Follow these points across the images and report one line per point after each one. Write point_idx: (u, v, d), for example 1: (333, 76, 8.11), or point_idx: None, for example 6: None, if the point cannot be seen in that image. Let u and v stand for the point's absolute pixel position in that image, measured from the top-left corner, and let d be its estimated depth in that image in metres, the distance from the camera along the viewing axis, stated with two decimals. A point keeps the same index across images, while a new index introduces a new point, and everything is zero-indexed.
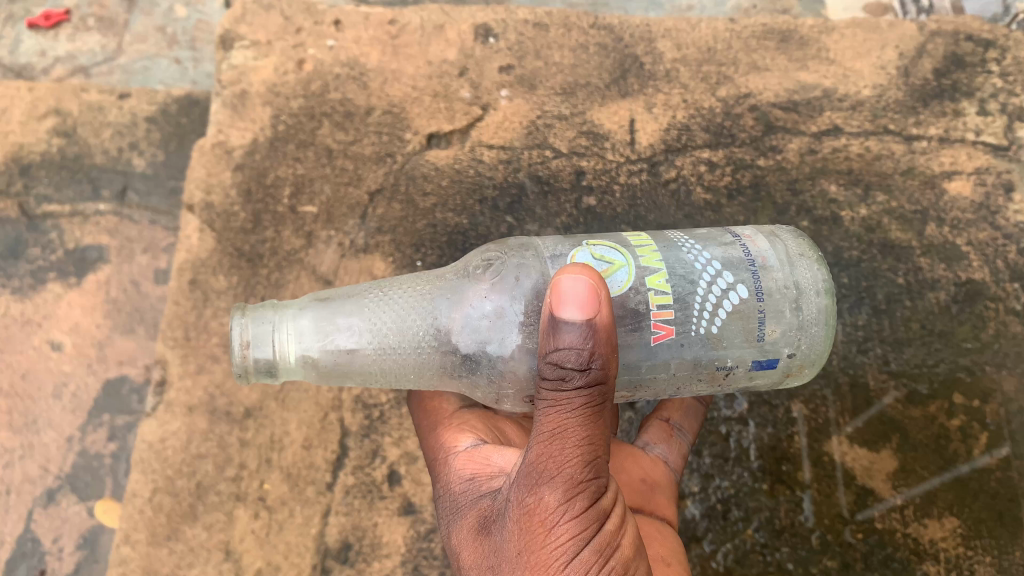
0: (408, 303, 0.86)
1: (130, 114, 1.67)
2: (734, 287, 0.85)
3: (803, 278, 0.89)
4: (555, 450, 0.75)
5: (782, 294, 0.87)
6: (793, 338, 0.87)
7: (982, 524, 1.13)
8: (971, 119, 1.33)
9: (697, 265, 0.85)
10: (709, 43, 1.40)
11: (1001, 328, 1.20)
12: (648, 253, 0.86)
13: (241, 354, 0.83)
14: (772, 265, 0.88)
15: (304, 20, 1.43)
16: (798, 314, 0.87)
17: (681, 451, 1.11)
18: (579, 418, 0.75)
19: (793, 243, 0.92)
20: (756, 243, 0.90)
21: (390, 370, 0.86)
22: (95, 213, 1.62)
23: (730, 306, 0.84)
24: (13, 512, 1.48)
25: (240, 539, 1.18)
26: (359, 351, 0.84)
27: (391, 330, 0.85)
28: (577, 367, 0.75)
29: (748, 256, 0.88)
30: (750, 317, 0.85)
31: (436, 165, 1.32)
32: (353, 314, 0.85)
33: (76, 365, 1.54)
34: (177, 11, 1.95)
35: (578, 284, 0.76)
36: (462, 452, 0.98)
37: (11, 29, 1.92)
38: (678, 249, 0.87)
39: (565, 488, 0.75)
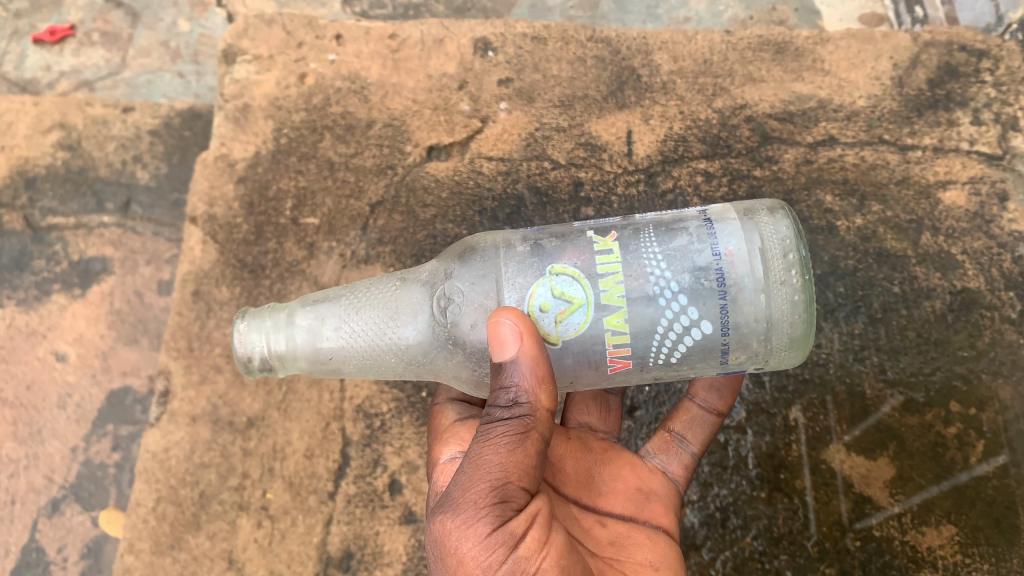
0: (391, 297, 0.93)
1: (134, 127, 1.70)
2: (698, 323, 0.84)
3: (777, 311, 0.84)
4: (469, 476, 0.86)
5: (751, 328, 0.84)
6: (758, 359, 0.87)
7: (980, 532, 1.14)
8: (965, 128, 1.34)
9: (660, 300, 0.83)
10: (706, 55, 1.42)
11: (997, 336, 1.21)
12: (613, 287, 0.84)
13: (241, 354, 0.93)
14: (745, 295, 0.84)
15: (306, 34, 1.45)
16: (763, 344, 0.86)
17: (681, 462, 1.12)
18: (494, 447, 0.86)
19: (780, 263, 0.85)
20: (735, 263, 0.84)
21: (377, 365, 0.94)
22: (99, 225, 1.63)
23: (692, 342, 0.84)
24: (17, 522, 1.49)
25: (243, 548, 1.19)
26: (344, 346, 0.92)
27: (373, 329, 0.92)
28: (502, 402, 0.87)
29: (721, 283, 0.84)
30: (713, 349, 0.85)
31: (436, 177, 1.34)
32: (339, 315, 0.92)
33: (80, 376, 1.56)
34: (180, 25, 1.98)
35: (510, 330, 0.83)
36: (440, 464, 1.05)
37: (16, 45, 1.94)
38: (644, 280, 0.84)
39: (471, 509, 0.83)
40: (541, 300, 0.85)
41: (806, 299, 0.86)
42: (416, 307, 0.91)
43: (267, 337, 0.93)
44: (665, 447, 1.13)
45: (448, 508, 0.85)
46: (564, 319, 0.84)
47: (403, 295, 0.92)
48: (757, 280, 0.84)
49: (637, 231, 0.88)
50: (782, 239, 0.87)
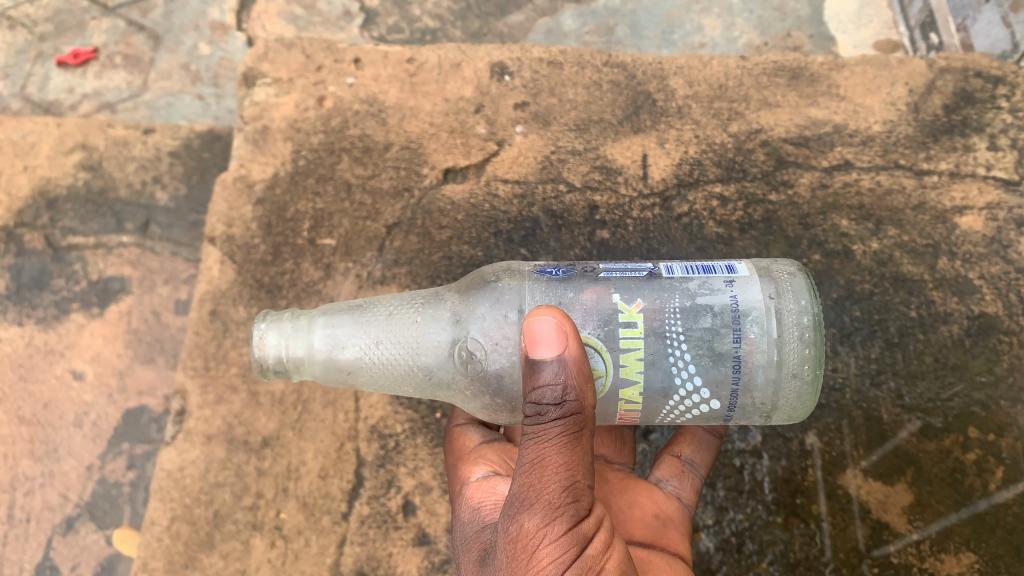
0: (409, 320, 0.94)
1: (154, 148, 1.72)
2: (707, 401, 0.88)
3: (783, 397, 0.89)
4: (537, 477, 0.82)
5: (756, 407, 0.89)
6: (757, 423, 0.93)
7: (999, 560, 1.13)
8: (982, 154, 1.34)
9: (676, 381, 0.86)
10: (721, 80, 1.43)
11: (1016, 362, 1.20)
12: (634, 362, 0.86)
13: (257, 354, 0.94)
14: (756, 383, 0.87)
15: (325, 58, 1.48)
16: (762, 417, 0.91)
17: (693, 485, 1.12)
18: (557, 444, 0.82)
19: (798, 354, 0.87)
20: (754, 352, 0.86)
21: (389, 380, 0.96)
22: (118, 244, 1.65)
23: (699, 414, 0.89)
24: (32, 539, 1.50)
25: (256, 568, 1.18)
26: (362, 362, 0.94)
27: (389, 347, 0.94)
28: (549, 400, 0.83)
29: (736, 370, 0.86)
30: (717, 417, 0.90)
31: (452, 200, 1.35)
32: (357, 328, 0.94)
33: (97, 395, 1.57)
34: (201, 49, 2.01)
35: (548, 324, 0.83)
36: (474, 482, 1.04)
37: (40, 67, 1.98)
38: (665, 360, 0.86)
39: (545, 510, 0.81)
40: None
41: (814, 385, 0.89)
42: (431, 329, 0.93)
43: (283, 341, 0.93)
44: (676, 472, 1.13)
45: (522, 510, 0.82)
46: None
47: (420, 317, 0.94)
48: (770, 371, 0.87)
49: (663, 302, 0.87)
50: (801, 327, 0.87)
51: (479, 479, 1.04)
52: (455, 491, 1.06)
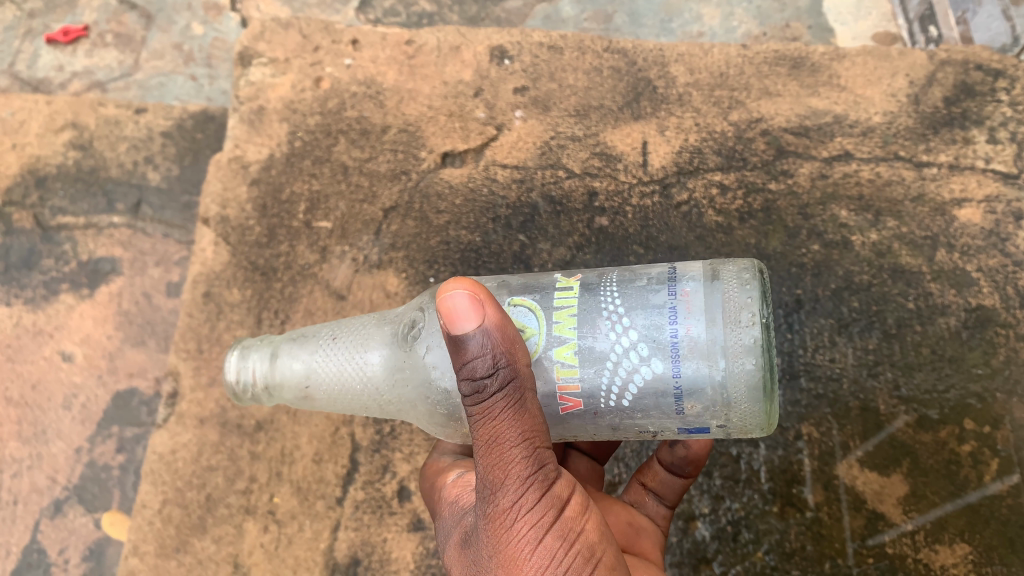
0: (359, 341, 0.91)
1: (146, 128, 1.70)
2: (647, 362, 0.78)
3: (729, 354, 0.76)
4: (499, 456, 0.76)
5: (705, 371, 0.77)
6: (718, 411, 0.79)
7: (994, 551, 1.13)
8: (981, 147, 1.34)
9: (609, 335, 0.79)
10: (722, 68, 1.42)
11: (1012, 355, 1.20)
12: (566, 316, 0.82)
13: (229, 381, 0.95)
14: (697, 336, 0.77)
15: (322, 39, 1.46)
16: (716, 391, 0.77)
17: (673, 487, 1.09)
18: (506, 418, 0.75)
19: (737, 300, 0.78)
20: (691, 302, 0.79)
21: (344, 398, 0.92)
22: (108, 225, 1.63)
23: (644, 386, 0.78)
24: (19, 522, 1.48)
25: (249, 553, 1.17)
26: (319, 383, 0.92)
27: (340, 369, 0.90)
28: (483, 374, 0.75)
29: (672, 322, 0.78)
30: (664, 394, 0.78)
31: (450, 184, 1.33)
32: (313, 349, 0.92)
33: (86, 376, 1.55)
34: (194, 29, 1.98)
35: (467, 296, 0.77)
36: (449, 483, 0.97)
37: (30, 44, 1.94)
38: (595, 318, 0.80)
39: (517, 485, 0.76)
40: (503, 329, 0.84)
41: (764, 341, 0.77)
42: (379, 339, 0.89)
43: (247, 367, 0.94)
44: (655, 477, 1.10)
45: (493, 491, 0.77)
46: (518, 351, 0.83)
47: (374, 336, 0.90)
48: (711, 319, 0.78)
49: (603, 274, 0.85)
50: (742, 280, 0.80)
51: (452, 481, 0.97)
52: (434, 502, 0.99)
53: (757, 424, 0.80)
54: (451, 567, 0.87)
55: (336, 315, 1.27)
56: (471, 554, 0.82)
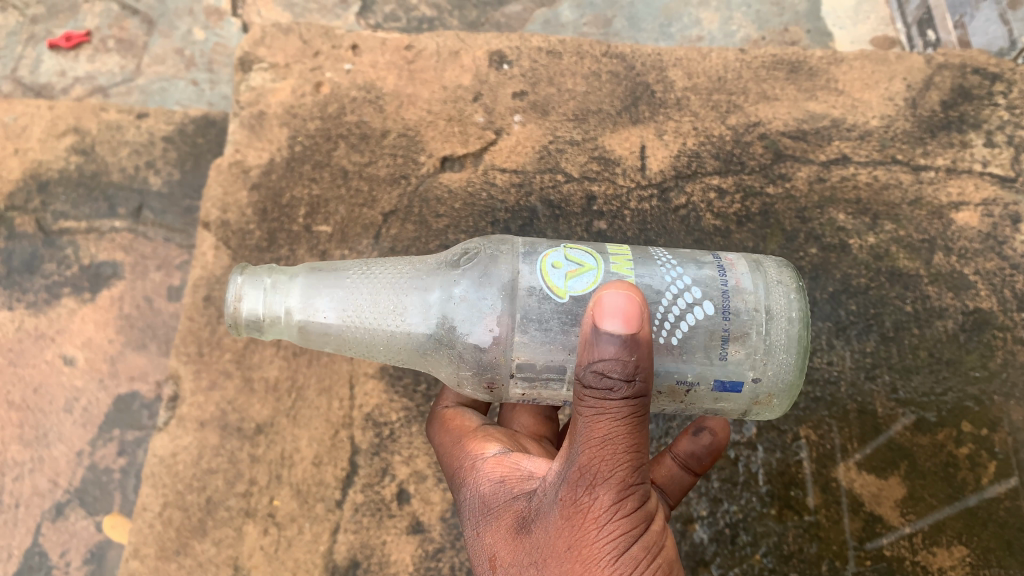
0: (388, 280, 0.93)
1: (148, 133, 1.71)
2: (700, 303, 0.88)
3: (774, 305, 0.90)
4: (611, 455, 0.78)
5: (752, 317, 0.89)
6: (756, 359, 0.88)
7: (992, 553, 1.13)
8: (978, 150, 1.35)
9: (667, 277, 0.89)
10: (720, 73, 1.43)
11: (1009, 357, 1.21)
12: (619, 259, 0.90)
13: (237, 303, 0.91)
14: (745, 288, 0.91)
15: (322, 44, 1.46)
16: (759, 337, 0.89)
17: (680, 485, 1.05)
18: (624, 426, 0.79)
19: (774, 270, 0.94)
20: (735, 265, 0.93)
21: (358, 333, 0.92)
22: (111, 229, 1.64)
23: (697, 324, 0.88)
24: (21, 525, 1.48)
25: (249, 555, 1.17)
26: (338, 318, 0.91)
27: (367, 306, 0.91)
28: (620, 377, 0.78)
29: (722, 275, 0.91)
30: (714, 333, 0.88)
31: (450, 188, 1.34)
32: (333, 283, 0.92)
33: (88, 380, 1.55)
34: (196, 34, 1.99)
35: (620, 296, 0.79)
36: (491, 458, 0.97)
37: (32, 50, 1.95)
38: (652, 265, 0.90)
39: (619, 488, 0.79)
40: (555, 261, 0.88)
41: (801, 304, 0.92)
42: (404, 282, 0.92)
43: (264, 293, 0.91)
44: (665, 470, 1.05)
45: (595, 485, 0.79)
46: (569, 279, 0.87)
47: (404, 276, 0.93)
48: (755, 278, 0.92)
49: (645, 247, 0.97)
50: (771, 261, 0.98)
51: (494, 457, 0.97)
52: (463, 469, 0.98)
53: (784, 387, 0.90)
54: (499, 549, 0.87)
55: None
56: (534, 541, 0.83)
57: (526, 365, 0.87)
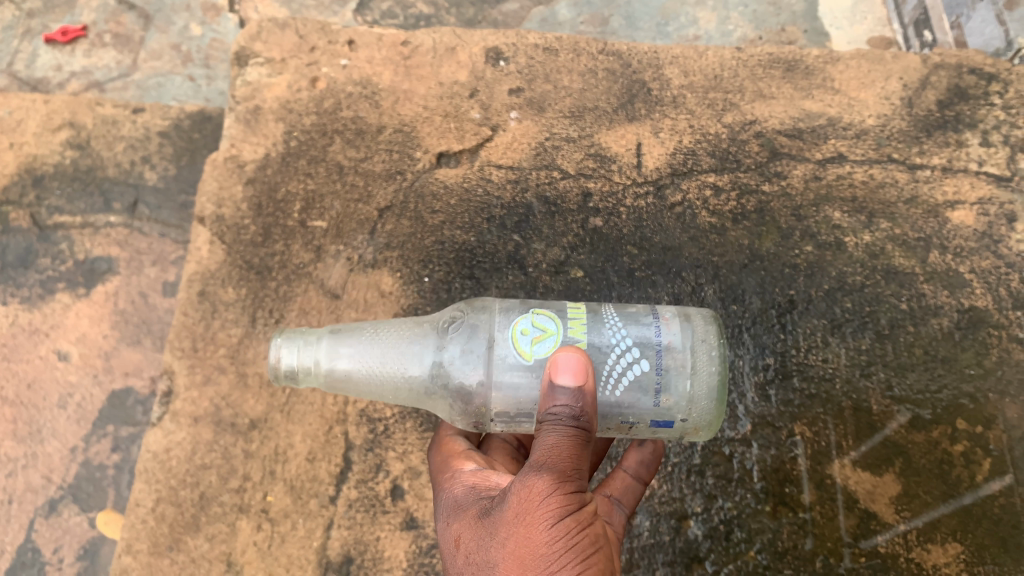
0: (414, 334, 0.92)
1: (143, 128, 1.71)
2: (634, 362, 0.87)
3: (700, 362, 0.88)
4: (549, 447, 0.81)
5: (678, 373, 0.87)
6: (683, 403, 0.87)
7: (986, 550, 1.13)
8: (974, 149, 1.35)
9: (604, 338, 0.88)
10: (716, 71, 1.43)
11: (1004, 355, 1.21)
12: (577, 322, 0.88)
13: (275, 363, 0.91)
14: (675, 346, 0.88)
15: (318, 39, 1.46)
16: (688, 386, 0.87)
17: (634, 495, 1.06)
18: (567, 455, 0.81)
19: (705, 324, 0.91)
20: (669, 321, 0.90)
21: (374, 379, 0.92)
22: (105, 224, 1.64)
23: (631, 377, 0.86)
24: (14, 521, 1.47)
25: (242, 551, 1.15)
26: (367, 372, 0.91)
27: (393, 360, 0.91)
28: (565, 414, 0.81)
29: (655, 333, 0.88)
30: (646, 389, 0.86)
31: (445, 184, 1.34)
32: (362, 339, 0.92)
33: (82, 375, 1.55)
34: (192, 30, 1.99)
35: (571, 356, 0.82)
36: (467, 471, 0.98)
37: (28, 44, 1.94)
38: (594, 323, 0.89)
39: (556, 477, 0.80)
40: (520, 326, 0.87)
41: (724, 357, 0.90)
42: (417, 333, 0.92)
43: (300, 350, 0.91)
44: (620, 481, 1.07)
45: (533, 474, 0.81)
46: (534, 344, 0.86)
47: (428, 331, 0.92)
48: (688, 333, 0.89)
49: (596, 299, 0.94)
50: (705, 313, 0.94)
51: (469, 471, 0.98)
52: (441, 479, 0.99)
53: (710, 426, 0.89)
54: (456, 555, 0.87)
55: (330, 314, 1.25)
56: (483, 535, 0.84)
57: (501, 412, 0.87)
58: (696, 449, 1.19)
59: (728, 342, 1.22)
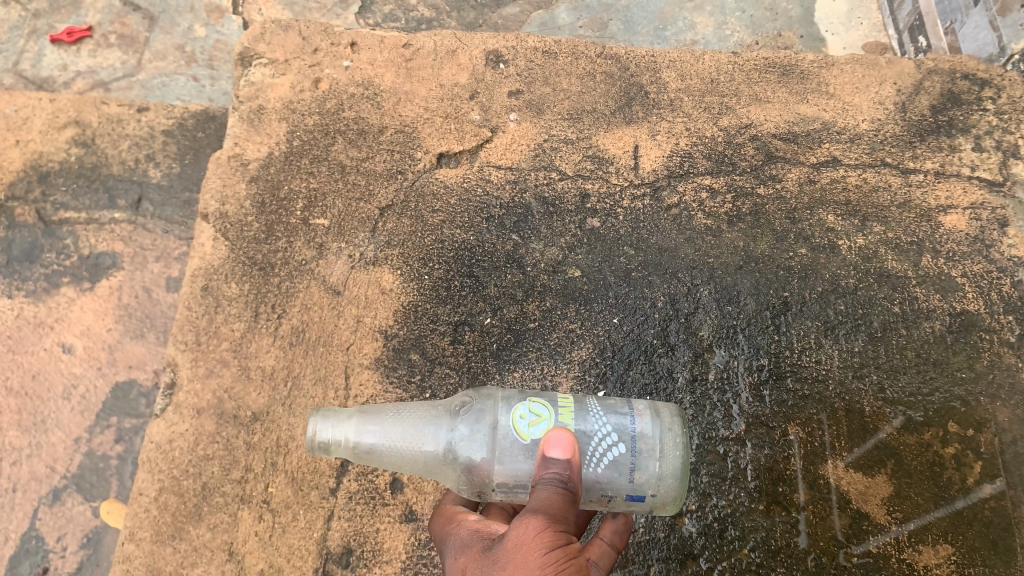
0: (440, 413, 0.93)
1: (148, 127, 1.75)
2: (612, 443, 0.89)
3: (671, 448, 0.90)
4: (541, 494, 0.83)
5: (649, 456, 0.89)
6: (654, 480, 0.89)
7: (977, 552, 1.13)
8: (967, 155, 1.38)
9: (586, 420, 0.90)
10: (712, 75, 1.46)
11: (995, 359, 1.24)
12: (567, 409, 0.91)
13: (309, 437, 0.91)
14: (648, 433, 0.90)
15: (322, 41, 1.49)
16: (660, 466, 0.89)
17: (607, 560, 0.98)
18: (559, 504, 0.82)
19: (675, 415, 0.94)
20: (642, 411, 0.92)
21: (396, 453, 0.93)
22: (110, 220, 1.67)
23: (607, 456, 0.88)
24: (18, 509, 1.49)
25: (243, 541, 1.14)
26: (395, 448, 0.92)
27: (423, 438, 0.92)
28: (556, 471, 0.83)
29: (630, 419, 0.91)
30: (621, 469, 0.88)
31: (446, 184, 1.36)
32: (391, 418, 0.94)
33: (85, 368, 1.57)
34: (196, 31, 2.02)
35: (563, 434, 0.86)
36: (472, 521, 0.99)
37: (34, 44, 1.97)
38: (578, 407, 0.91)
39: (548, 516, 0.82)
40: (519, 409, 0.90)
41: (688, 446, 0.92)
42: (437, 412, 0.94)
43: (334, 426, 0.92)
44: (597, 546, 0.99)
45: (527, 514, 0.83)
46: (530, 427, 0.89)
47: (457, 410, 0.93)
48: (659, 421, 0.92)
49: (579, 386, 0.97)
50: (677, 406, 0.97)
51: (474, 518, 1.00)
52: (446, 529, 1.01)
53: (676, 501, 0.90)
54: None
55: (332, 310, 1.27)
56: (479, 570, 0.85)
57: (502, 483, 0.89)
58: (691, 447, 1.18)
59: (724, 343, 1.23)
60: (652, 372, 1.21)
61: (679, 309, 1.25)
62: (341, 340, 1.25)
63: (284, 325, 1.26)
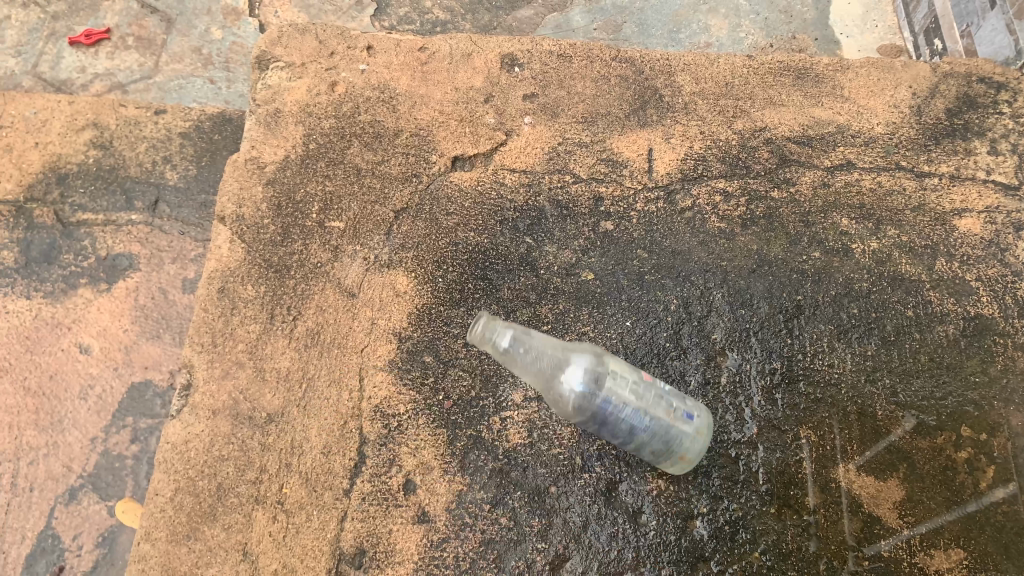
0: (576, 347, 1.18)
1: (165, 129, 1.77)
2: (671, 394, 1.14)
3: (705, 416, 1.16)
4: None
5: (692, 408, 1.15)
6: (692, 426, 1.13)
7: (989, 557, 1.12)
8: (982, 158, 1.38)
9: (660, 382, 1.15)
10: (727, 78, 1.46)
11: (1009, 363, 1.23)
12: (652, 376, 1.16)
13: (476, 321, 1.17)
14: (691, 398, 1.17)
15: (338, 44, 1.50)
16: (700, 418, 1.15)
17: None
18: None
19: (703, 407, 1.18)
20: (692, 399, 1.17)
21: (532, 363, 1.15)
22: (128, 222, 1.69)
23: (669, 399, 1.13)
24: (35, 508, 1.50)
25: (257, 541, 1.15)
26: (535, 355, 1.15)
27: (557, 352, 1.16)
28: None
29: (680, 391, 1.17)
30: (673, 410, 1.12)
31: (460, 187, 1.37)
32: (540, 339, 1.18)
33: (102, 368, 1.59)
34: (213, 33, 2.04)
35: None
36: None
37: (53, 46, 1.99)
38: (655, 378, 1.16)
39: None
40: (627, 363, 1.16)
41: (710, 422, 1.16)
42: (574, 347, 1.18)
43: (495, 320, 1.17)
44: None
45: None
46: (632, 371, 1.14)
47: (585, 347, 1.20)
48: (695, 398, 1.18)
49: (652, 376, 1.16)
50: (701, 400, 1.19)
51: None
52: None
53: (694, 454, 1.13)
54: None
55: (346, 313, 1.28)
56: None
57: (604, 389, 1.10)
58: (704, 450, 1.17)
59: (737, 346, 1.23)
60: (664, 375, 1.21)
61: (691, 312, 1.25)
62: (356, 342, 1.26)
63: (299, 326, 1.27)
